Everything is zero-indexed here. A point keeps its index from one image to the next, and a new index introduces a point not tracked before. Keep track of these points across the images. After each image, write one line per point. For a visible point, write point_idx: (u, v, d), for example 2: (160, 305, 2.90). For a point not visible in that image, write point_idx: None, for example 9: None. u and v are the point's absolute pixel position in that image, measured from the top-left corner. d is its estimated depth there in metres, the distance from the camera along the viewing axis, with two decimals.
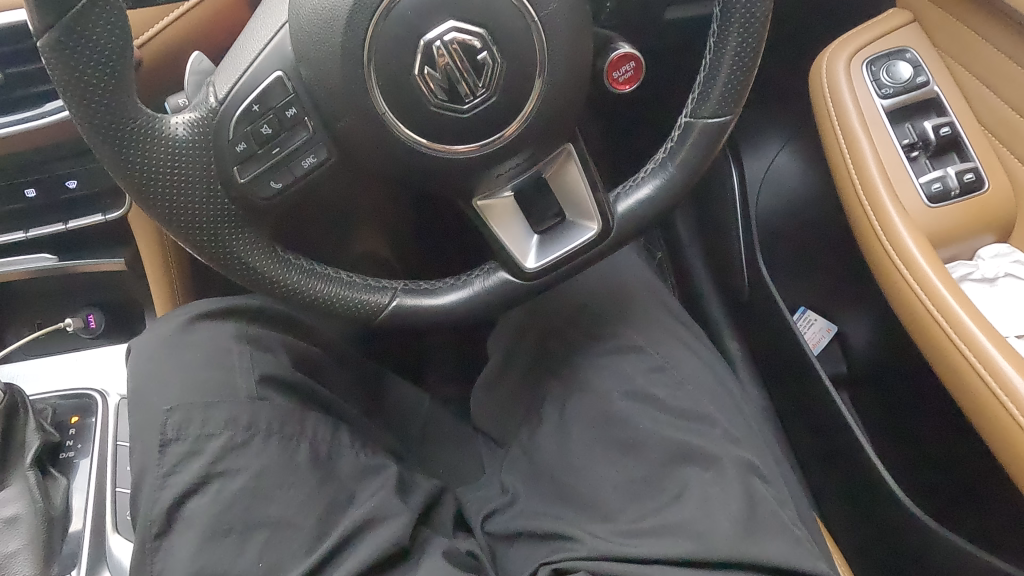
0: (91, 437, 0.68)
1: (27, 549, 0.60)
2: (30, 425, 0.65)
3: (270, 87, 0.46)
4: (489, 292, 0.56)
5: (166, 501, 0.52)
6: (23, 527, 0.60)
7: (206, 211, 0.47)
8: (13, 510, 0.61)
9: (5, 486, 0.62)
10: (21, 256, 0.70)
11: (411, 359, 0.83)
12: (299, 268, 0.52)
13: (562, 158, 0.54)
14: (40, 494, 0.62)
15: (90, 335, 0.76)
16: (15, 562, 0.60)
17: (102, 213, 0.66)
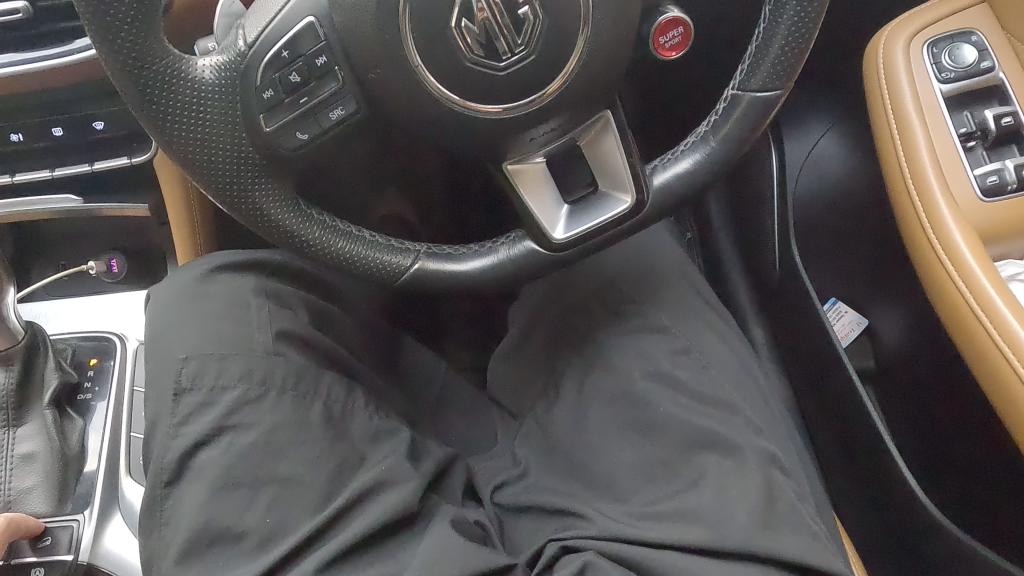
0: (109, 380, 0.68)
1: (42, 486, 0.62)
2: (49, 365, 0.65)
3: (301, 33, 0.44)
4: (515, 262, 0.54)
5: (178, 450, 0.52)
6: (38, 465, 0.62)
7: (230, 159, 0.46)
8: (30, 447, 0.63)
9: (24, 423, 0.64)
10: (47, 196, 0.69)
11: (430, 325, 0.82)
12: (321, 223, 0.50)
13: (599, 127, 0.52)
14: (56, 434, 0.63)
15: (112, 279, 0.75)
16: (31, 497, 0.62)
17: (128, 157, 0.65)
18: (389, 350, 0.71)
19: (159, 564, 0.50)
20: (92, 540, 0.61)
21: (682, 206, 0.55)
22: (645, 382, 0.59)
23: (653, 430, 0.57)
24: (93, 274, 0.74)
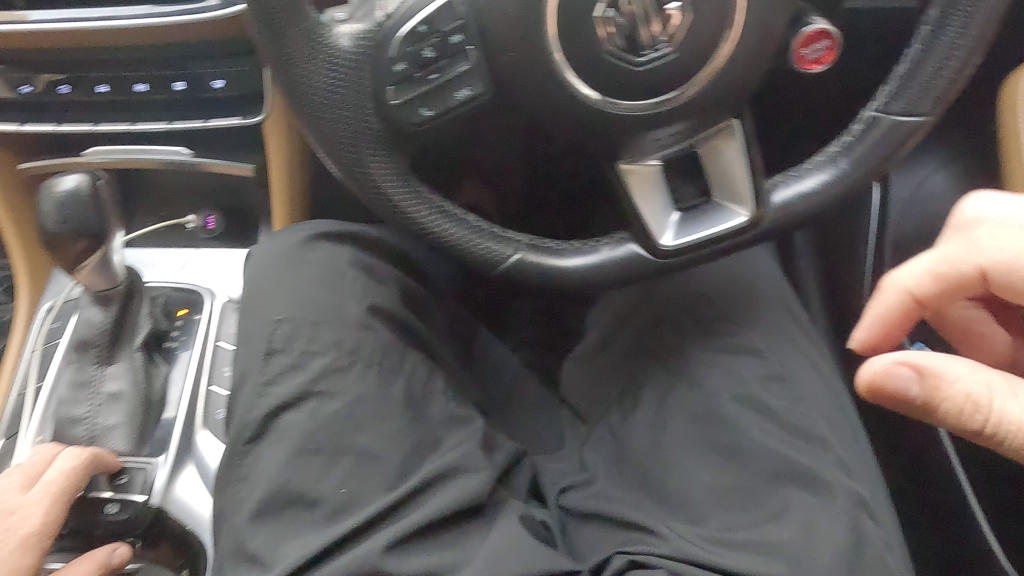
0: (196, 332, 0.70)
1: (124, 425, 0.64)
2: (143, 310, 0.68)
3: (440, 9, 0.44)
4: (616, 264, 0.53)
5: (262, 408, 0.52)
6: (123, 404, 0.64)
7: (355, 129, 0.47)
8: (117, 386, 0.65)
9: (114, 361, 0.65)
10: (160, 147, 0.71)
11: (505, 319, 0.82)
12: (431, 203, 0.50)
13: (720, 134, 0.50)
14: (143, 377, 0.65)
15: (208, 235, 0.77)
16: (112, 435, 0.64)
17: (241, 117, 0.67)
18: (465, 338, 0.70)
19: (233, 518, 0.51)
20: (164, 485, 0.63)
21: (797, 227, 0.53)
22: (732, 404, 0.57)
23: (735, 454, 0.55)
24: (189, 229, 0.77)
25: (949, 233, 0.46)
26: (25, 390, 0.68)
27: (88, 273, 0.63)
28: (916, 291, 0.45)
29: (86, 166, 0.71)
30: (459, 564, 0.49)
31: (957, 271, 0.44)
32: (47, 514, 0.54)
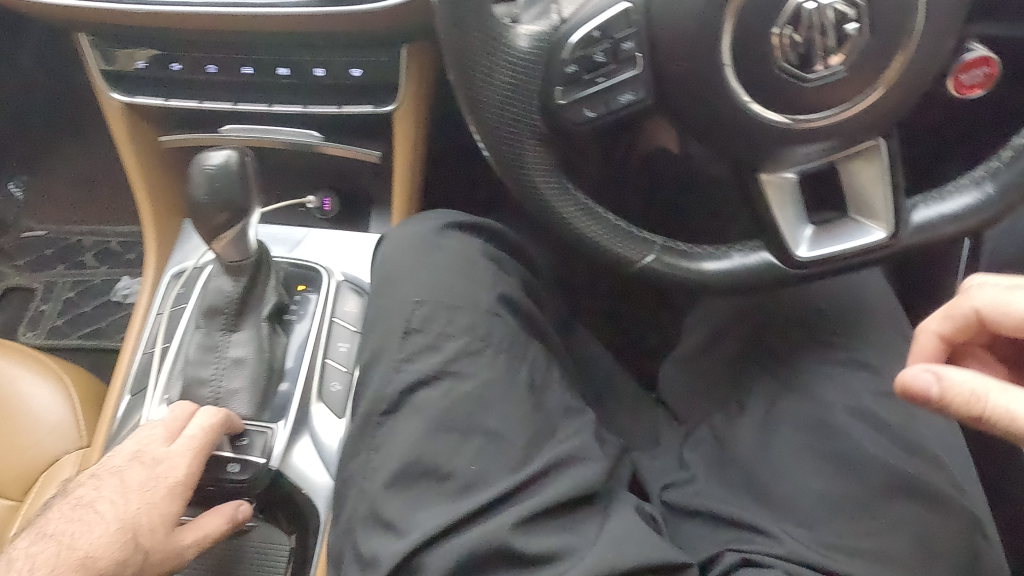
0: (312, 308, 0.74)
1: (247, 390, 0.67)
2: (270, 282, 0.71)
3: (616, 16, 0.46)
4: (748, 270, 0.54)
5: (399, 384, 0.55)
6: (247, 369, 0.67)
7: (520, 128, 0.49)
8: (242, 352, 0.67)
9: (239, 329, 0.68)
10: (292, 129, 0.74)
11: (600, 317, 0.84)
12: (576, 200, 0.52)
13: (864, 153, 0.51)
14: (267, 345, 0.68)
15: (322, 216, 0.81)
16: (236, 398, 0.67)
17: (373, 106, 0.70)
18: (567, 332, 0.72)
19: (366, 484, 0.54)
20: (282, 451, 0.66)
21: (930, 247, 0.54)
22: (845, 416, 0.58)
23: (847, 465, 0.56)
24: (307, 207, 0.81)
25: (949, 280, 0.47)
26: (152, 351, 0.72)
27: (225, 243, 0.66)
28: (937, 330, 0.45)
29: (220, 143, 0.74)
30: (580, 548, 0.51)
31: (959, 311, 0.44)
32: (190, 467, 0.57)
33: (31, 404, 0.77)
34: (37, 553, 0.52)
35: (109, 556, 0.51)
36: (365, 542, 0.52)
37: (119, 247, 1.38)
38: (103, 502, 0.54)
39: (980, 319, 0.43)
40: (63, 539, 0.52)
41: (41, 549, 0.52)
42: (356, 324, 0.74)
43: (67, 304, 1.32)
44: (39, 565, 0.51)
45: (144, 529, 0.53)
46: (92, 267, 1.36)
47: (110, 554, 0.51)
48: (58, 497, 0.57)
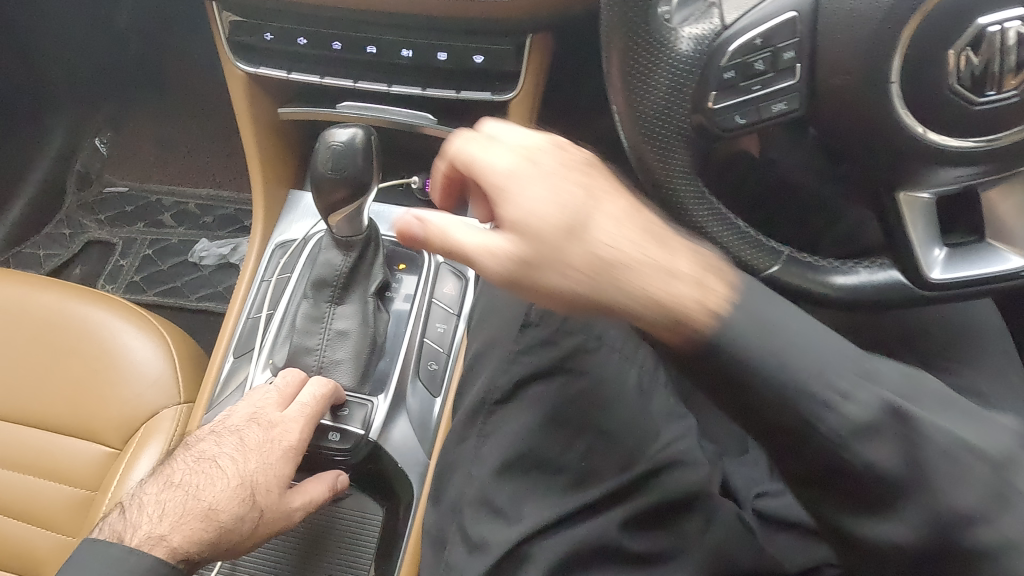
0: (413, 287, 0.75)
1: (350, 362, 0.69)
2: (377, 262, 0.72)
3: (782, 25, 0.45)
4: (875, 287, 0.54)
5: (513, 376, 0.57)
6: (352, 341, 0.69)
7: (668, 130, 0.50)
8: (346, 325, 0.69)
9: (346, 302, 0.70)
10: (406, 111, 0.75)
11: None
12: (711, 207, 0.53)
13: (1009, 179, 0.50)
14: (372, 321, 0.70)
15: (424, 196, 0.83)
16: (339, 369, 0.69)
17: (491, 93, 0.71)
18: None
19: (476, 470, 0.56)
20: (381, 425, 0.68)
21: None
22: None
23: None
24: (412, 187, 0.83)
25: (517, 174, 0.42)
26: (257, 316, 0.75)
27: (341, 218, 0.67)
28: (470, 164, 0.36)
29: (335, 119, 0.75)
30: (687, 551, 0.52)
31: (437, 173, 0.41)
32: (302, 433, 0.58)
33: (133, 358, 0.80)
34: (165, 500, 0.52)
35: (231, 511, 0.51)
36: (473, 526, 0.54)
37: (197, 209, 1.41)
38: (224, 458, 0.54)
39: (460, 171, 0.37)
40: (188, 488, 0.52)
41: (168, 497, 0.52)
42: (454, 307, 0.75)
43: (144, 261, 1.36)
44: (167, 514, 0.51)
45: (261, 487, 0.53)
46: (169, 227, 1.39)
47: (232, 508, 0.51)
48: (178, 451, 0.57)
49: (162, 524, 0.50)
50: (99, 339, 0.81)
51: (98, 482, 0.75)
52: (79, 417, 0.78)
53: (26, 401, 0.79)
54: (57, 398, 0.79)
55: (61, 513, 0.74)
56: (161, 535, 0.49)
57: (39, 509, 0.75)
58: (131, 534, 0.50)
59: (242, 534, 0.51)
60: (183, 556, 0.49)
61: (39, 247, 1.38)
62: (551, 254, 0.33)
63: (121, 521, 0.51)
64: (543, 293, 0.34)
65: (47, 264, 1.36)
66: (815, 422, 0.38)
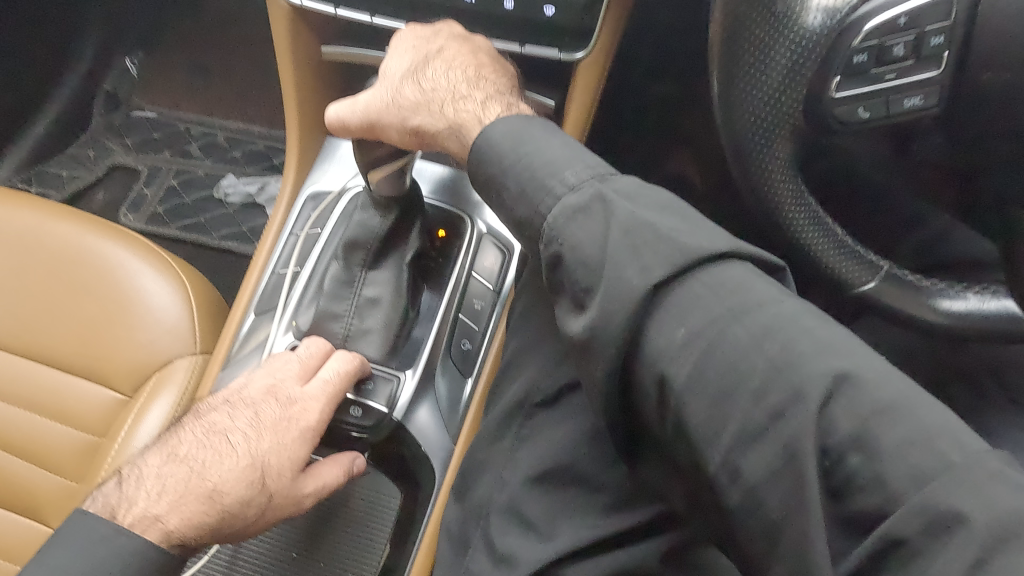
0: (452, 256, 0.69)
1: (380, 332, 0.63)
2: (416, 227, 0.67)
3: (934, 3, 0.38)
4: (986, 318, 0.47)
5: (560, 377, 0.51)
6: (383, 310, 0.63)
7: (774, 120, 0.43)
8: (377, 292, 0.64)
9: (380, 266, 0.65)
10: None
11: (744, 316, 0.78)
12: (810, 210, 0.46)
13: None
14: (405, 290, 0.64)
15: None
16: (367, 339, 0.63)
17: (559, 51, 0.62)
18: None
19: (508, 475, 0.51)
20: (407, 403, 0.63)
21: None
22: None
23: None
24: None
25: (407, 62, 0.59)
26: (283, 272, 0.70)
27: (384, 175, 0.63)
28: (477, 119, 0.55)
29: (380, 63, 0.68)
30: None
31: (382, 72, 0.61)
32: (322, 413, 0.53)
33: (149, 302, 0.75)
34: (166, 475, 0.47)
35: (237, 494, 0.47)
36: (501, 537, 0.49)
37: (225, 142, 1.35)
38: (236, 433, 0.50)
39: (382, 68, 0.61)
40: (193, 464, 0.48)
41: (170, 471, 0.48)
42: (494, 284, 0.69)
43: (169, 192, 1.31)
44: (166, 491, 0.46)
45: (272, 470, 0.49)
46: (197, 158, 1.34)
47: (239, 491, 0.47)
48: (187, 420, 0.52)
49: (159, 502, 0.45)
50: (116, 278, 0.77)
51: (106, 429, 0.72)
52: (90, 358, 0.74)
53: (36, 337, 0.75)
54: (68, 336, 0.75)
55: (67, 457, 0.71)
56: (156, 516, 0.45)
57: (45, 452, 0.72)
58: (125, 511, 0.44)
59: (245, 520, 0.47)
60: (177, 542, 0.44)
61: (62, 168, 1.33)
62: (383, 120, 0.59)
63: (115, 494, 0.46)
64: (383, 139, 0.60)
65: (69, 185, 1.31)
66: (725, 341, 0.35)
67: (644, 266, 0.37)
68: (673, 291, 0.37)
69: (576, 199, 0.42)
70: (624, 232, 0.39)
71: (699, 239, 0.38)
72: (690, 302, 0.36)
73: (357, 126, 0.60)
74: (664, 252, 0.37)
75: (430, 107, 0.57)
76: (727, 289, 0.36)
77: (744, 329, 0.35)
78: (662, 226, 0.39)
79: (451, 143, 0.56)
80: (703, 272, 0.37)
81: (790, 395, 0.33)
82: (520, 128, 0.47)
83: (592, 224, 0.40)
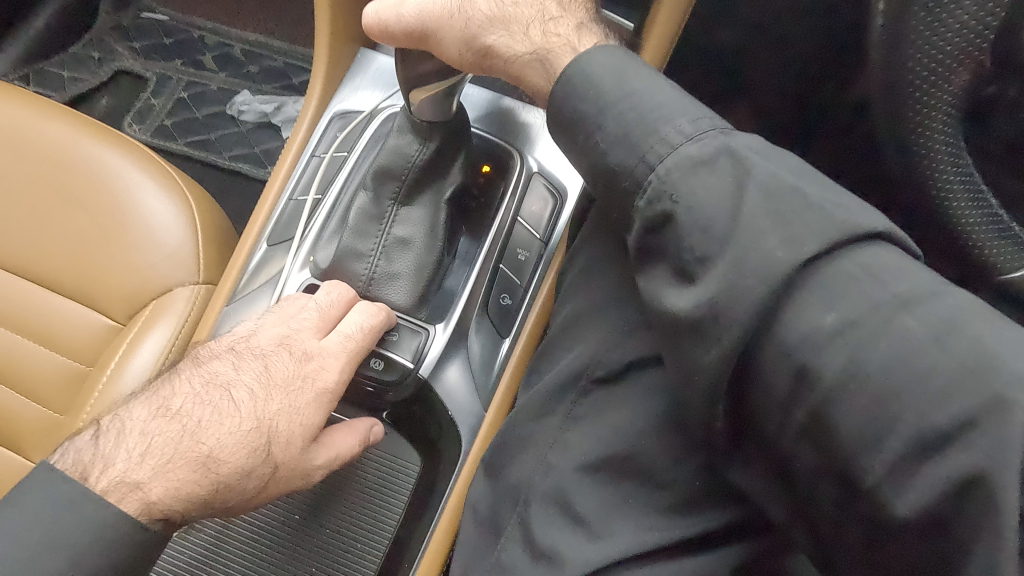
0: (497, 197, 0.61)
1: (409, 279, 0.55)
2: (458, 160, 0.58)
3: None
4: None
5: (624, 351, 0.43)
6: (414, 254, 0.55)
7: (953, 70, 0.35)
8: (409, 232, 0.55)
9: (413, 204, 0.56)
10: None
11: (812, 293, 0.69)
12: (968, 178, 0.38)
13: None
14: (442, 234, 0.56)
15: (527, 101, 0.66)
16: (394, 285, 0.55)
17: None
18: None
19: (555, 460, 0.44)
20: (436, 360, 0.55)
21: None
22: None
23: None
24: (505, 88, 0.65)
25: None
26: (302, 200, 0.61)
27: (426, 95, 0.53)
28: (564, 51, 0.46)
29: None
30: None
31: None
32: (342, 373, 0.46)
33: (150, 221, 0.67)
34: (153, 432, 0.40)
35: (235, 462, 0.40)
36: (542, 529, 0.43)
37: (242, 55, 1.24)
38: (241, 389, 0.42)
39: None
40: (186, 422, 0.41)
41: (159, 428, 0.40)
42: (541, 232, 0.59)
43: (178, 104, 1.21)
44: (151, 453, 0.39)
45: (280, 437, 0.42)
46: (210, 70, 1.23)
47: (238, 460, 0.40)
48: (183, 366, 0.45)
49: (141, 467, 0.38)
50: (114, 191, 0.68)
51: (95, 357, 0.64)
52: (81, 278, 0.66)
53: (22, 249, 0.67)
54: (57, 251, 0.67)
55: (49, 385, 0.64)
56: (138, 483, 0.37)
57: (25, 377, 0.64)
58: (99, 474, 0.37)
59: (243, 493, 0.40)
60: (160, 515, 0.37)
61: (64, 67, 1.23)
62: (440, 29, 0.49)
63: (90, 451, 0.39)
64: (437, 50, 0.50)
65: (72, 87, 1.21)
66: (890, 335, 0.27)
67: (789, 236, 0.29)
68: (825, 267, 0.29)
69: (697, 150, 0.33)
70: (763, 193, 0.31)
71: (849, 211, 0.30)
72: (844, 282, 0.28)
73: (413, 36, 0.50)
74: (815, 223, 0.29)
75: (508, 23, 0.47)
76: (889, 271, 0.28)
77: (919, 322, 0.27)
78: (810, 190, 0.31)
79: (532, 73, 0.47)
80: (854, 251, 0.29)
81: (986, 404, 0.25)
82: (619, 61, 0.39)
83: (714, 181, 0.32)
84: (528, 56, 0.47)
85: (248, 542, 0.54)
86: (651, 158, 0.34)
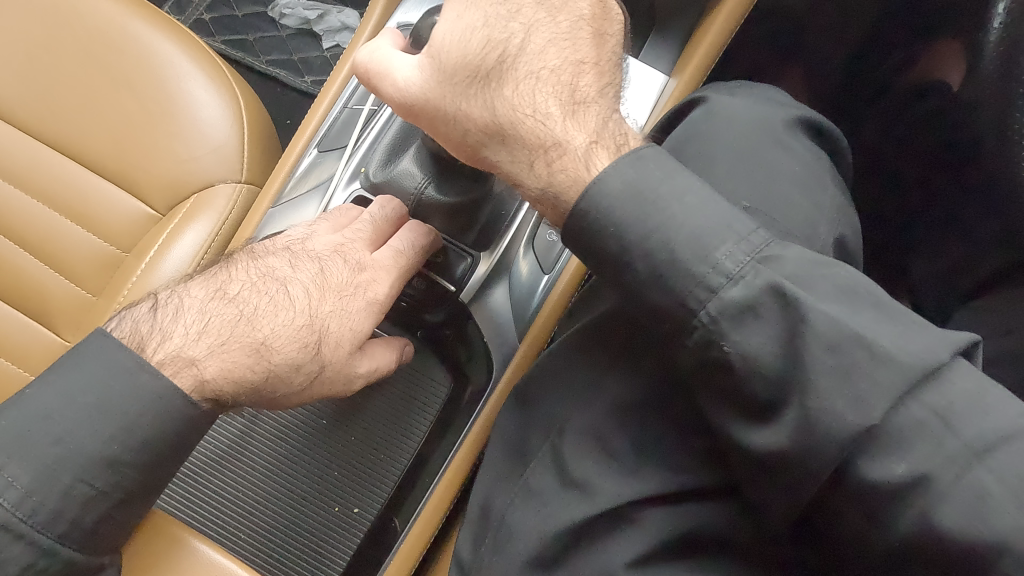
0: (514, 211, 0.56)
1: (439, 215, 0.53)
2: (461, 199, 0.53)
3: None
4: None
5: None
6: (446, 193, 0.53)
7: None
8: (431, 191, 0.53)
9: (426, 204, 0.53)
10: None
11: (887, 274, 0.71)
12: None
13: None
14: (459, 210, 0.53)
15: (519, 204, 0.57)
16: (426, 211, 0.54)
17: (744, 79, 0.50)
18: None
19: (597, 393, 0.44)
20: (480, 284, 0.55)
21: None
22: None
23: None
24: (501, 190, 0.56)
25: (428, 92, 0.43)
26: (357, 109, 0.60)
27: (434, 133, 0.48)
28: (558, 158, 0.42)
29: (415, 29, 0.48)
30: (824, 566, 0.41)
31: (431, 47, 0.43)
32: (392, 288, 0.45)
33: (197, 113, 0.66)
34: (211, 312, 0.41)
35: (288, 355, 0.40)
36: (575, 459, 0.43)
37: None
38: (297, 286, 0.43)
39: (434, 48, 0.43)
40: (243, 308, 0.41)
41: (216, 309, 0.41)
42: None
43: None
44: (208, 332, 0.40)
45: (330, 338, 0.42)
46: None
47: (290, 352, 0.40)
48: (240, 257, 0.45)
49: (199, 343, 0.39)
50: (161, 76, 0.66)
51: (133, 243, 0.64)
52: (122, 161, 0.65)
53: (63, 122, 0.66)
54: (98, 129, 0.66)
55: (84, 264, 0.64)
56: (193, 359, 0.38)
57: (59, 254, 0.64)
58: (156, 345, 0.38)
59: (290, 386, 0.41)
60: (211, 395, 0.38)
61: None
62: (436, 113, 0.44)
63: (148, 324, 0.39)
64: (434, 130, 0.45)
65: None
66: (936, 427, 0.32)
67: (857, 397, 0.32)
68: (886, 426, 0.32)
69: (741, 293, 0.34)
70: (827, 348, 0.33)
71: (907, 344, 0.33)
72: (915, 431, 0.32)
73: (406, 111, 0.45)
74: (883, 383, 0.32)
75: (511, 142, 0.42)
76: (960, 416, 0.32)
77: (995, 478, 0.31)
78: (868, 333, 0.33)
79: (545, 210, 0.42)
80: (923, 393, 0.32)
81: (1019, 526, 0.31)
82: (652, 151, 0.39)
83: (764, 327, 0.34)
84: (538, 194, 0.42)
85: (275, 443, 0.55)
86: (692, 302, 0.35)
